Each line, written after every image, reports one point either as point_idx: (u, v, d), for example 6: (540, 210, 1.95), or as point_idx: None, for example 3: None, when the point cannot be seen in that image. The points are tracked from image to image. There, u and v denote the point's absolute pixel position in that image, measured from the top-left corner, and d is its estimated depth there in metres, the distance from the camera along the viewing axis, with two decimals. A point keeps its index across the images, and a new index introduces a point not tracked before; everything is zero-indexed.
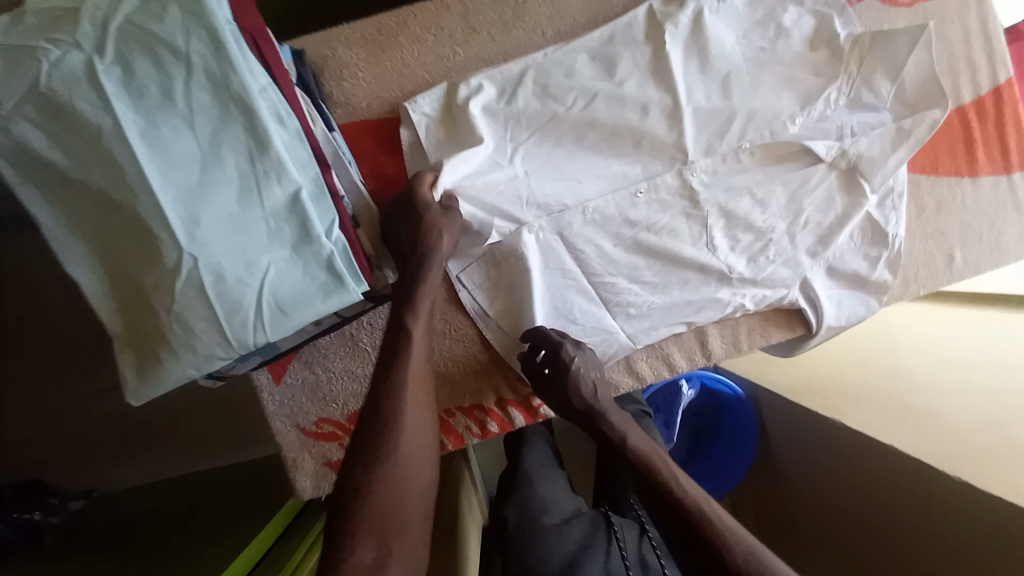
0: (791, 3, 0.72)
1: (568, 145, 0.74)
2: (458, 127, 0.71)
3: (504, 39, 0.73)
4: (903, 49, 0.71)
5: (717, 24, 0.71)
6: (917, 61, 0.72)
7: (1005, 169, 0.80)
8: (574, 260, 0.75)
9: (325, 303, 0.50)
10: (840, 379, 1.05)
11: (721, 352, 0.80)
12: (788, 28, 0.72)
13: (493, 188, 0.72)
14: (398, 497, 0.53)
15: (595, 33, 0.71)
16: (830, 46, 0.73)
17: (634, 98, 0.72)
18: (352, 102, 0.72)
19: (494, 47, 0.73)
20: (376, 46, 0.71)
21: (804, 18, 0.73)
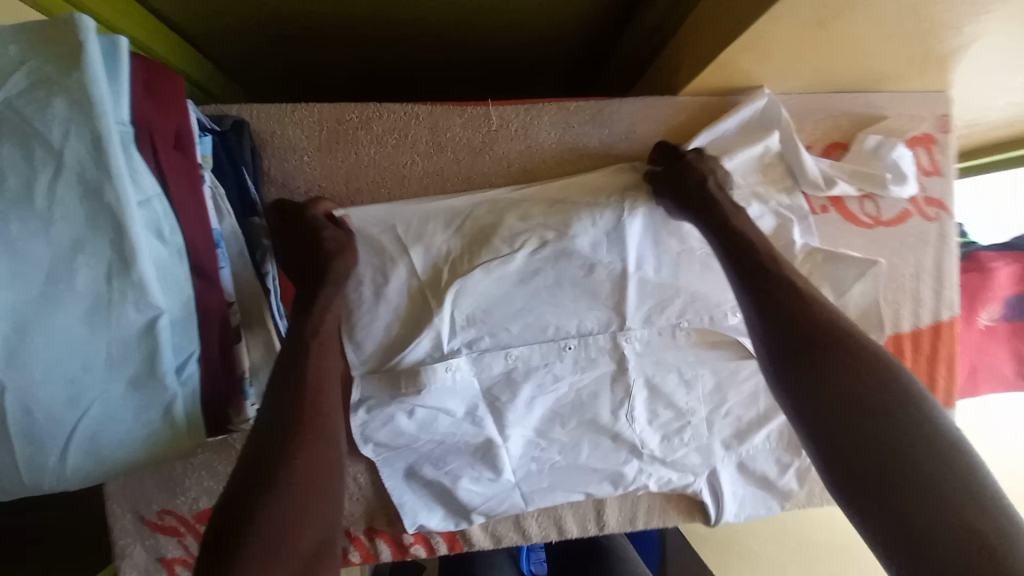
0: (758, 200, 0.70)
1: (508, 284, 0.68)
2: (392, 250, 0.66)
3: (467, 162, 0.70)
4: (850, 277, 0.70)
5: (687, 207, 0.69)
6: (863, 291, 0.72)
7: None
8: (489, 409, 0.70)
9: (154, 444, 0.47)
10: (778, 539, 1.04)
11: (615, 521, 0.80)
12: None
13: (410, 323, 0.67)
14: None
15: (558, 183, 0.69)
16: (785, 250, 0.71)
17: (583, 255, 0.68)
18: (290, 184, 0.68)
19: (456, 166, 0.70)
20: (332, 136, 0.67)
21: (766, 216, 0.71)
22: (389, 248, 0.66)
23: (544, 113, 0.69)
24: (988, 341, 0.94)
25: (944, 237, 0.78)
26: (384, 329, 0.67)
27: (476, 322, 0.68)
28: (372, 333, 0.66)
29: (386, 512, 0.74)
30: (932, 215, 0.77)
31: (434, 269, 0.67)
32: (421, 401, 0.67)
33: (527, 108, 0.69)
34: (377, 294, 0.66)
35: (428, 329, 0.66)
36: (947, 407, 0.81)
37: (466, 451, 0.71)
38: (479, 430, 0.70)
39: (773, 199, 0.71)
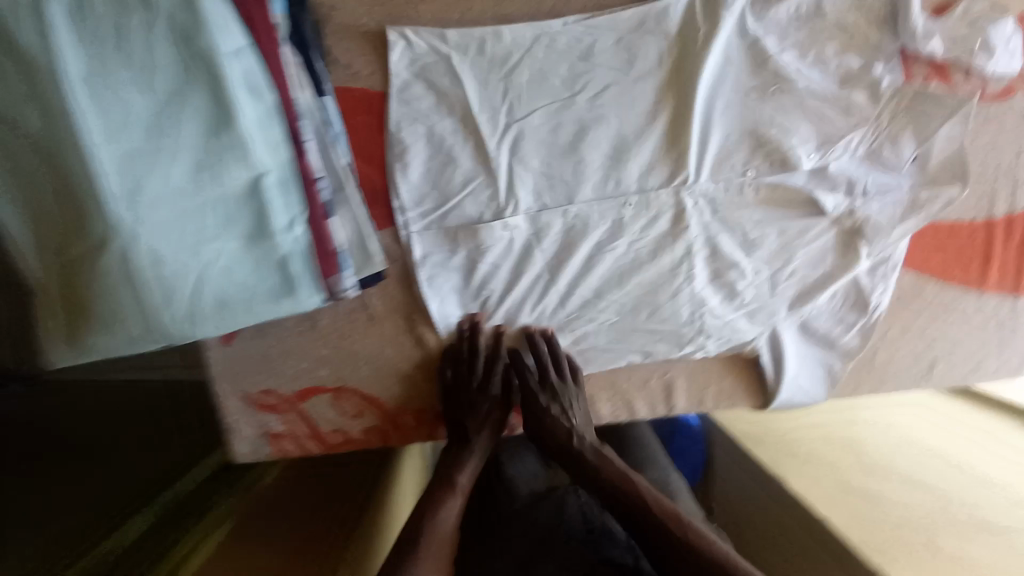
0: (846, 48, 0.67)
1: (570, 133, 0.68)
2: (448, 86, 0.65)
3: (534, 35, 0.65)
4: (936, 117, 0.69)
5: (763, 38, 0.66)
6: (949, 134, 0.69)
7: (1011, 290, 0.77)
8: (547, 268, 0.72)
9: (271, 305, 0.48)
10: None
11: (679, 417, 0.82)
12: (827, 58, 0.67)
13: (464, 172, 0.67)
14: None
15: (626, 15, 0.66)
16: (869, 89, 0.68)
17: (644, 102, 0.68)
18: (350, 67, 0.64)
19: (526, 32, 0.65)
20: (391, 13, 0.63)
21: (849, 57, 0.67)
22: (445, 83, 0.65)
23: None
24: None
25: None
26: (438, 179, 0.67)
27: (530, 171, 0.69)
28: (425, 187, 0.67)
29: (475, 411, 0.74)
30: None
31: (489, 115, 0.67)
32: (482, 256, 0.70)
33: None
34: (434, 145, 0.66)
35: (484, 178, 0.68)
36: None
37: (524, 301, 0.73)
38: (531, 280, 0.72)
39: (863, 45, 0.67)
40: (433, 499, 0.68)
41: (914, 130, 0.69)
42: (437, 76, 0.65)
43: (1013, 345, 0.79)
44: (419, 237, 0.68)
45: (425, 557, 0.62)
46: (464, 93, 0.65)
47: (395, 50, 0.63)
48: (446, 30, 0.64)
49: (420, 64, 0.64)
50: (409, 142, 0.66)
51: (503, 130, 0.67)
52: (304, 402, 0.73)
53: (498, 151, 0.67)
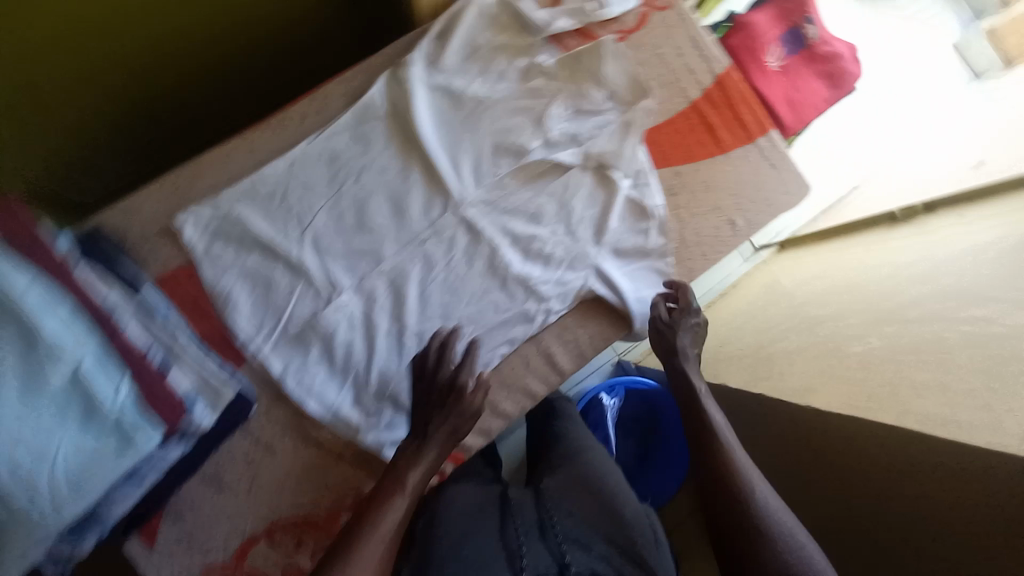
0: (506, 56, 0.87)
1: (352, 214, 0.83)
2: (239, 231, 0.80)
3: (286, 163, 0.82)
4: (596, 63, 0.87)
5: (451, 80, 0.85)
6: (617, 69, 0.88)
7: (748, 138, 0.93)
8: (390, 319, 0.82)
9: (116, 461, 0.70)
10: (761, 345, 1.16)
11: (688, 343, 0.87)
12: (503, 70, 0.87)
13: (285, 284, 0.80)
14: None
15: (345, 118, 0.83)
16: (542, 73, 0.87)
17: (395, 164, 0.84)
18: (160, 256, 0.79)
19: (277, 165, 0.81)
20: (174, 204, 0.80)
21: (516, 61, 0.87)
22: (236, 230, 0.80)
23: (327, 96, 0.85)
24: (791, 78, 1.11)
25: (683, 17, 0.93)
26: (267, 301, 0.80)
27: (336, 255, 0.82)
28: (258, 314, 0.80)
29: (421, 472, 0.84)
30: (665, 5, 0.93)
31: (284, 233, 0.81)
32: (332, 340, 0.80)
33: (311, 100, 0.85)
34: (251, 279, 0.80)
35: (303, 283, 0.81)
36: (767, 132, 0.94)
37: (388, 356, 0.81)
38: (382, 337, 0.81)
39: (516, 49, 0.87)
40: (377, 504, 0.70)
41: (592, 79, 0.88)
42: (229, 229, 0.80)
43: (778, 174, 0.94)
44: (269, 354, 0.79)
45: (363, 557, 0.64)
46: (254, 229, 0.80)
47: (187, 229, 0.79)
48: (219, 196, 0.80)
49: (213, 228, 0.79)
50: (230, 288, 0.79)
51: (299, 239, 0.81)
52: (245, 560, 0.77)
53: (302, 256, 0.81)
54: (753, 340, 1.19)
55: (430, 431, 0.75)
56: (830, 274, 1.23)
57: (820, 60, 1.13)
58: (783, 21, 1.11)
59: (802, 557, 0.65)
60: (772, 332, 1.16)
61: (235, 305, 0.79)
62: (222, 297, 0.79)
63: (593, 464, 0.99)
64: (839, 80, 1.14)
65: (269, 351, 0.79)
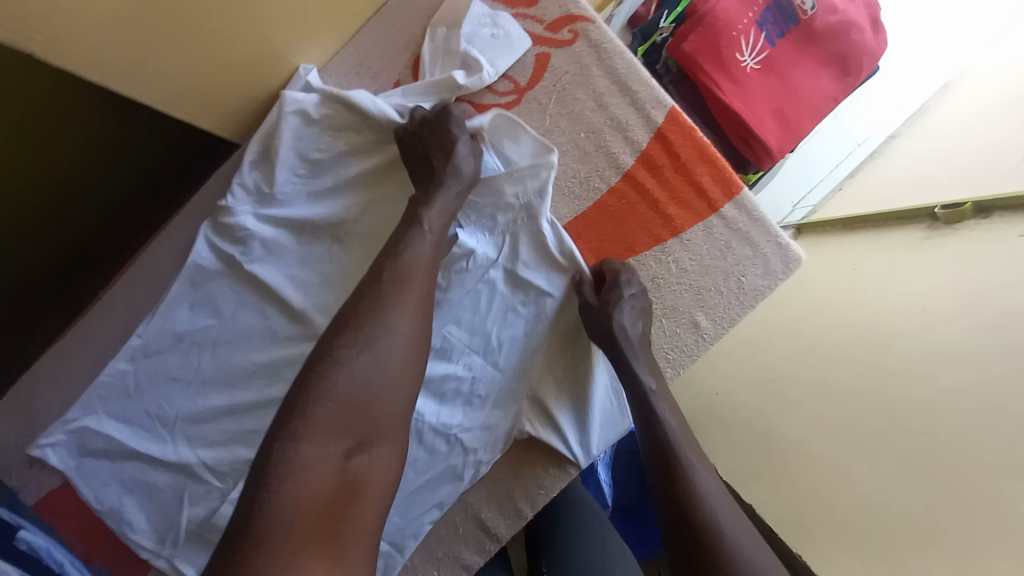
0: (361, 159, 0.65)
1: (230, 385, 0.62)
2: (102, 450, 0.62)
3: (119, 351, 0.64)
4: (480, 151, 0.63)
5: (297, 215, 0.63)
6: (515, 143, 0.65)
7: (708, 209, 0.69)
8: None
9: None
10: (762, 411, 0.96)
11: (632, 321, 0.65)
12: (363, 177, 0.65)
13: (164, 497, 0.62)
14: (366, 396, 0.48)
15: (176, 285, 0.62)
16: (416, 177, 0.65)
17: (258, 322, 0.63)
18: (30, 479, 0.71)
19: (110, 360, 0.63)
20: (23, 419, 0.69)
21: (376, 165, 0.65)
22: (88, 448, 0.62)
23: (150, 257, 0.67)
24: (776, 76, 0.79)
25: (598, 47, 0.66)
26: (155, 517, 0.62)
27: (223, 441, 0.62)
28: (155, 525, 0.62)
29: None
30: (570, 35, 0.66)
31: (149, 432, 0.62)
32: None
33: (131, 270, 0.67)
34: (136, 493, 0.62)
35: (193, 484, 0.62)
36: (735, 196, 0.69)
37: None
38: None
39: (371, 154, 0.65)
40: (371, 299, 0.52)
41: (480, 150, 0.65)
42: (89, 442, 0.62)
43: (752, 251, 0.70)
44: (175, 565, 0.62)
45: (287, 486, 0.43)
46: (116, 438, 0.61)
47: (49, 458, 0.61)
48: (68, 411, 0.62)
49: (75, 448, 0.62)
50: (115, 507, 0.62)
51: (172, 439, 0.62)
52: None
53: (182, 455, 0.61)
54: (755, 400, 0.99)
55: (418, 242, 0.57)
56: (838, 297, 0.96)
57: (818, 39, 0.80)
58: None
59: (723, 529, 0.53)
60: (777, 398, 0.95)
61: (130, 521, 0.63)
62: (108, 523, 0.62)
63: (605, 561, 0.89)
64: (852, 65, 0.81)
65: (180, 559, 0.62)
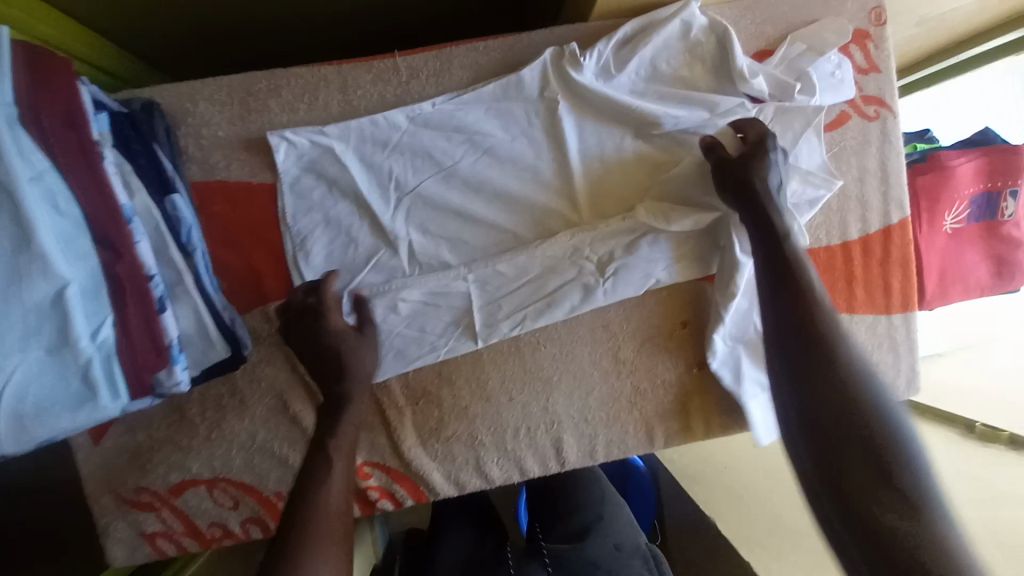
0: (687, 94, 0.71)
1: (465, 197, 0.71)
2: (332, 175, 0.68)
3: (393, 106, 0.70)
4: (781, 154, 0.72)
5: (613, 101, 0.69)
6: (808, 154, 0.73)
7: (885, 309, 0.79)
8: (459, 322, 0.73)
9: (76, 411, 0.49)
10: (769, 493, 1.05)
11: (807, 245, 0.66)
12: (678, 112, 0.70)
13: (354, 247, 0.70)
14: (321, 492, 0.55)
15: (486, 88, 0.70)
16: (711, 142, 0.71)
17: (525, 160, 0.72)
18: (207, 162, 0.68)
19: (385, 107, 0.70)
20: (243, 108, 0.68)
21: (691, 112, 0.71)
22: (327, 166, 0.68)
23: (453, 56, 0.70)
24: (956, 246, 0.93)
25: (885, 135, 0.76)
26: (336, 258, 0.70)
27: (431, 233, 0.71)
28: (327, 269, 0.70)
29: None
30: (874, 114, 0.75)
31: (381, 190, 0.70)
32: (393, 322, 0.71)
33: (434, 54, 0.71)
34: (332, 229, 0.69)
35: (385, 249, 0.70)
36: (907, 311, 0.79)
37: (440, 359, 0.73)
38: (442, 337, 0.73)
39: (691, 104, 0.70)
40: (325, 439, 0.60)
41: (785, 140, 0.72)
42: (326, 168, 0.68)
43: (892, 362, 0.80)
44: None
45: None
46: (353, 178, 0.68)
47: (280, 151, 0.67)
48: (325, 125, 0.68)
49: (306, 160, 0.68)
50: (306, 233, 0.69)
51: (397, 205, 0.70)
52: (179, 497, 0.73)
53: (394, 225, 0.70)
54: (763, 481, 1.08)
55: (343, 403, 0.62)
56: None
57: (999, 239, 0.93)
58: (986, 179, 0.90)
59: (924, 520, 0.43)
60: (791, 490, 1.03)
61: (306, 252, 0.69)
62: (293, 239, 0.69)
63: (601, 512, 0.88)
64: (1008, 274, 0.93)
65: None
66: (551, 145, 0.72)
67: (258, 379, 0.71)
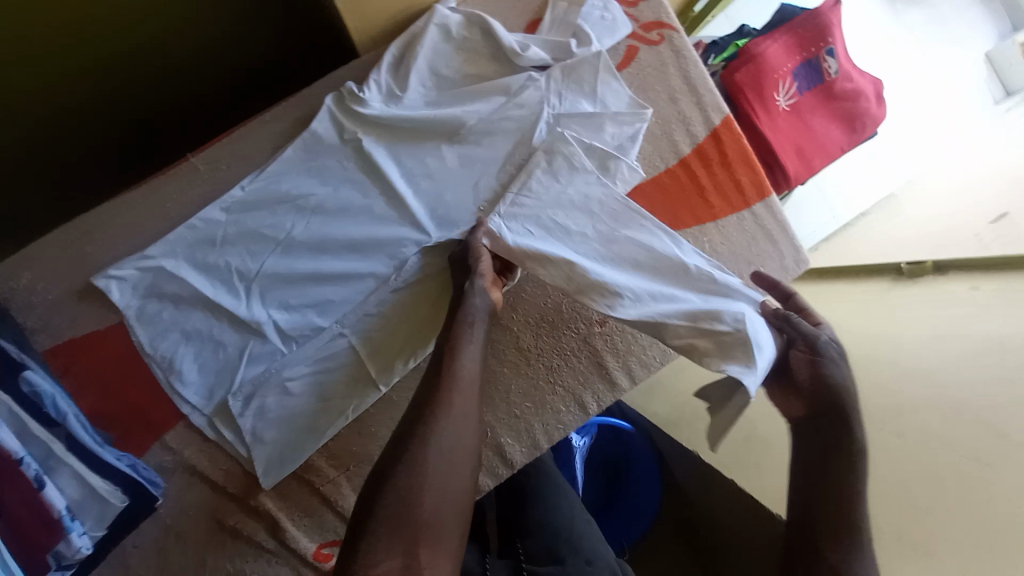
0: (475, 87, 0.73)
1: (311, 259, 0.72)
2: (174, 292, 0.69)
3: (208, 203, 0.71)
4: (586, 105, 0.74)
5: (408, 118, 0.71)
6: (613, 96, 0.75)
7: (744, 204, 0.81)
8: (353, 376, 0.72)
9: None
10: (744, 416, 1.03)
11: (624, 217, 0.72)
12: (473, 105, 0.73)
13: (222, 350, 0.70)
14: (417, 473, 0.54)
15: (287, 155, 0.71)
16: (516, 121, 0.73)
17: (353, 204, 0.72)
18: (51, 326, 0.68)
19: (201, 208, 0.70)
20: (66, 262, 0.68)
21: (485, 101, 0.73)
22: (164, 285, 0.68)
23: (248, 137, 0.72)
24: (801, 119, 0.95)
25: (677, 52, 0.79)
26: (209, 366, 0.70)
27: (293, 306, 0.71)
28: (205, 380, 0.69)
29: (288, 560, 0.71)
30: (658, 37, 0.79)
31: (226, 286, 0.70)
32: (290, 402, 0.71)
33: (228, 142, 0.72)
34: (195, 341, 0.69)
35: (254, 338, 0.70)
36: (765, 199, 0.82)
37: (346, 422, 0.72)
38: (342, 399, 0.72)
39: (483, 94, 0.73)
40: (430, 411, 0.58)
41: (584, 93, 0.74)
42: (164, 287, 0.68)
43: (774, 248, 0.82)
44: (213, 421, 0.69)
45: (414, 464, 0.54)
46: (195, 286, 0.69)
47: (113, 291, 0.67)
48: (147, 249, 0.68)
49: (142, 288, 0.68)
50: (171, 355, 0.69)
51: (248, 294, 0.70)
52: None
53: (252, 313, 0.70)
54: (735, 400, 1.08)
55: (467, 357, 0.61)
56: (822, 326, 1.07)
57: (836, 98, 0.97)
58: (799, 51, 0.94)
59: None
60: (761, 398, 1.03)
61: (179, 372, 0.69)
62: (161, 366, 0.68)
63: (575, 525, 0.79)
64: (859, 124, 0.97)
65: (218, 417, 0.70)
66: (372, 180, 0.73)
67: (182, 509, 0.69)
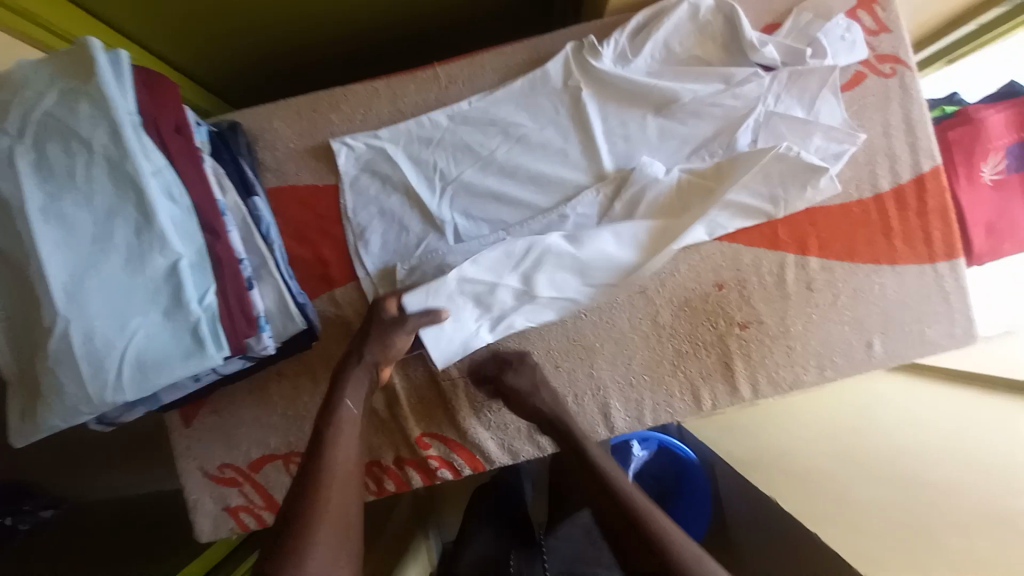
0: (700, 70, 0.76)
1: (503, 180, 0.78)
2: (385, 171, 0.77)
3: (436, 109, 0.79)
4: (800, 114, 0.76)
5: (633, 79, 0.75)
6: (828, 109, 0.76)
7: (929, 259, 0.78)
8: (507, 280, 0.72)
9: (184, 366, 0.57)
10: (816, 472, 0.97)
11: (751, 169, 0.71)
12: (694, 86, 0.76)
13: (403, 234, 0.78)
14: None
15: (515, 84, 0.78)
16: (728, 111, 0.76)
17: (554, 143, 0.78)
18: (281, 169, 0.78)
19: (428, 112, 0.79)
20: (311, 121, 0.79)
21: (705, 86, 0.76)
22: (380, 163, 0.77)
23: (486, 62, 0.79)
24: (1002, 200, 0.87)
25: (907, 90, 0.78)
26: (390, 244, 0.78)
27: (473, 215, 0.78)
28: (385, 255, 0.78)
29: (405, 440, 0.80)
30: (890, 71, 0.78)
31: (427, 181, 0.78)
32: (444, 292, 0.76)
33: (469, 61, 0.80)
34: (388, 219, 0.78)
35: (434, 230, 0.78)
36: (953, 259, 0.78)
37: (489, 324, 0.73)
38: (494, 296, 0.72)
39: (707, 77, 0.76)
40: (296, 523, 0.51)
41: (801, 103, 0.76)
42: (380, 167, 0.77)
43: (947, 313, 0.78)
44: (378, 290, 0.77)
45: (323, 545, 0.50)
46: (404, 172, 0.77)
47: (341, 155, 0.77)
48: (378, 130, 0.78)
49: (363, 161, 0.77)
50: (365, 224, 0.77)
51: (442, 193, 0.78)
52: (258, 471, 0.80)
53: (441, 210, 0.77)
54: None
55: (338, 435, 0.60)
56: None
57: None
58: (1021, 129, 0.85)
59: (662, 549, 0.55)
60: None
61: (366, 240, 0.78)
62: (354, 232, 0.78)
63: None
64: None
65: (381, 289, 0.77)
66: (576, 127, 0.78)
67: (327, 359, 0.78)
